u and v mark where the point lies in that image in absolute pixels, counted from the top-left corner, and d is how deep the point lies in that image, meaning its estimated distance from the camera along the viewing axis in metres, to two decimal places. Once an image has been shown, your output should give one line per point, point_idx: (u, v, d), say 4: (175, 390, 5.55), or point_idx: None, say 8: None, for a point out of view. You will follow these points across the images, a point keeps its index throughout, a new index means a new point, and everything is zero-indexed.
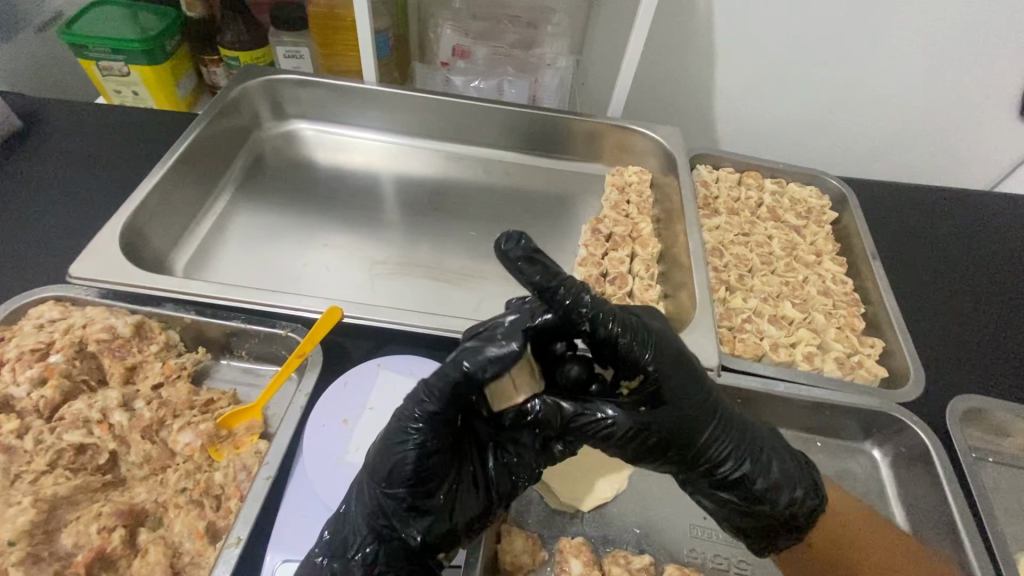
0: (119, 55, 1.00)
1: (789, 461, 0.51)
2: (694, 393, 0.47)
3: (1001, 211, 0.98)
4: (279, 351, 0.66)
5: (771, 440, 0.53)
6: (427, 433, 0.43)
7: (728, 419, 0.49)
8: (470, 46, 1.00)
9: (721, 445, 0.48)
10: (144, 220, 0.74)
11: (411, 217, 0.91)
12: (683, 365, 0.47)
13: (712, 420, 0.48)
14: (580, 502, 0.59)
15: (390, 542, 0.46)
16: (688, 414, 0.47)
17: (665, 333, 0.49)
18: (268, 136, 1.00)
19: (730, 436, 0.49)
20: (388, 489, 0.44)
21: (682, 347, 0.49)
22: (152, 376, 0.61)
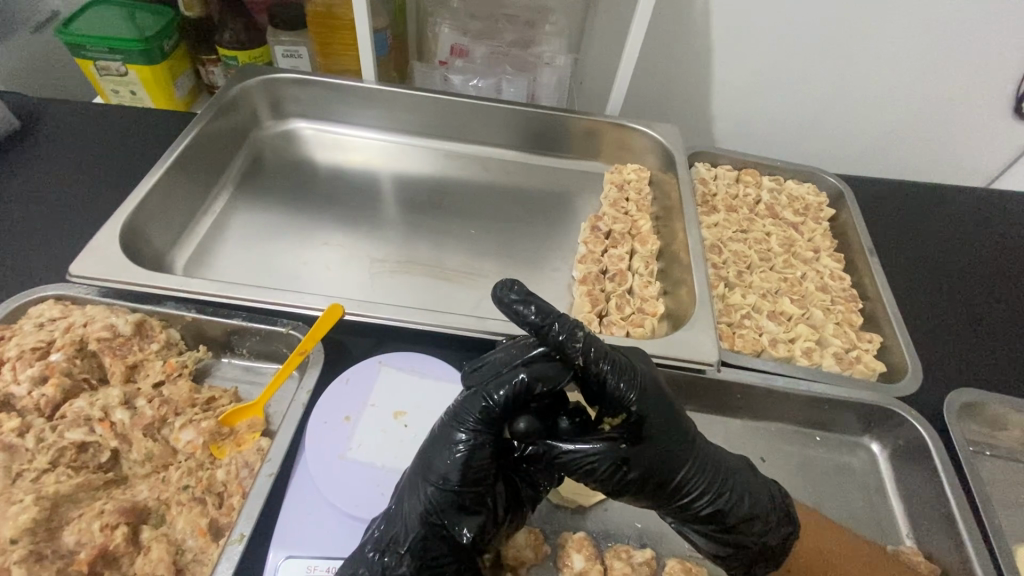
0: (117, 54, 1.00)
1: (760, 491, 0.53)
2: (674, 433, 0.48)
3: (998, 207, 0.99)
4: (280, 349, 0.66)
5: (747, 473, 0.54)
6: (480, 435, 0.46)
7: (706, 455, 0.51)
8: (468, 45, 1.02)
9: (696, 480, 0.49)
10: (143, 219, 0.74)
11: (412, 215, 0.91)
12: (663, 407, 0.48)
13: (689, 456, 0.49)
14: (583, 497, 0.59)
15: (441, 543, 0.47)
16: (669, 450, 0.48)
17: (653, 373, 0.50)
18: (266, 135, 0.99)
19: (703, 475, 0.50)
20: (440, 489, 0.46)
21: (666, 388, 0.49)
22: (153, 374, 0.61)
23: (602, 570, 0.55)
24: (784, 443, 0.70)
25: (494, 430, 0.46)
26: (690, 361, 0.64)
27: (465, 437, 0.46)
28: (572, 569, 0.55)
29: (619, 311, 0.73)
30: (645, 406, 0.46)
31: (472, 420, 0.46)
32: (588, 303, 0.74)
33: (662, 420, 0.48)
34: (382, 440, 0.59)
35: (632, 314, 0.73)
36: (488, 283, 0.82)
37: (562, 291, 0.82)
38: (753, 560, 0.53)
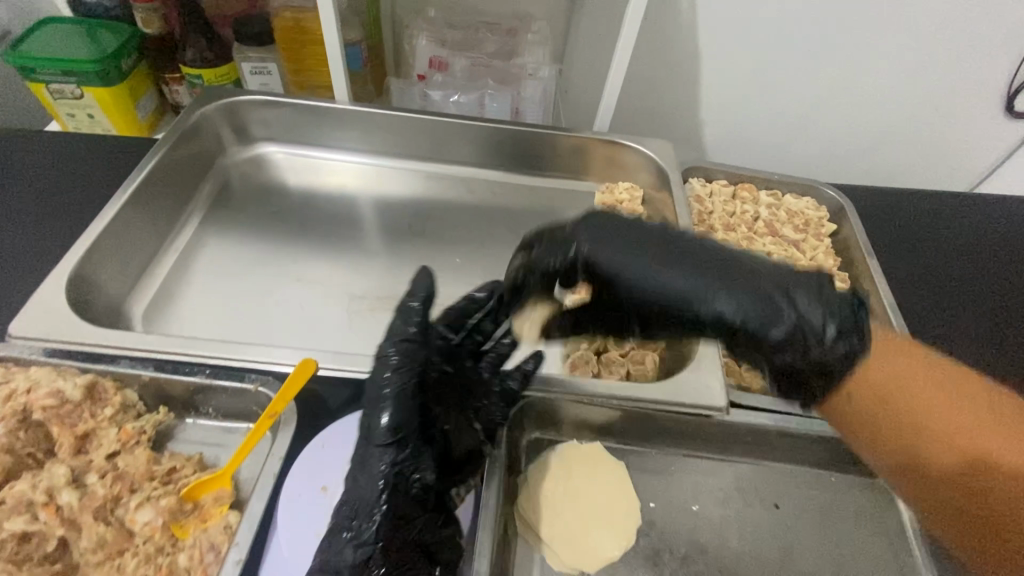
0: (71, 76, 0.93)
1: (801, 290, 0.47)
2: (636, 266, 0.51)
3: (986, 220, 0.98)
4: (251, 407, 0.60)
5: (790, 278, 0.48)
6: (403, 377, 0.49)
7: (703, 264, 0.49)
8: (447, 57, 0.96)
9: (698, 284, 0.49)
10: (95, 264, 0.68)
11: (392, 243, 0.85)
12: (621, 248, 0.51)
13: (676, 268, 0.50)
14: (586, 564, 0.55)
15: (404, 491, 0.48)
16: (641, 284, 0.51)
17: (608, 230, 0.53)
18: (234, 161, 0.93)
19: (697, 291, 0.49)
20: (386, 441, 0.48)
21: (620, 231, 0.52)
22: (107, 444, 0.56)
23: None
24: (800, 488, 0.63)
25: (414, 370, 0.50)
26: (697, 407, 0.59)
27: (390, 382, 0.49)
28: None
29: (618, 347, 0.69)
30: (595, 249, 0.52)
31: (390, 368, 0.49)
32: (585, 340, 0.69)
33: (622, 253, 0.51)
34: None
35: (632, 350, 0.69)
36: None
37: None
38: (827, 385, 0.47)
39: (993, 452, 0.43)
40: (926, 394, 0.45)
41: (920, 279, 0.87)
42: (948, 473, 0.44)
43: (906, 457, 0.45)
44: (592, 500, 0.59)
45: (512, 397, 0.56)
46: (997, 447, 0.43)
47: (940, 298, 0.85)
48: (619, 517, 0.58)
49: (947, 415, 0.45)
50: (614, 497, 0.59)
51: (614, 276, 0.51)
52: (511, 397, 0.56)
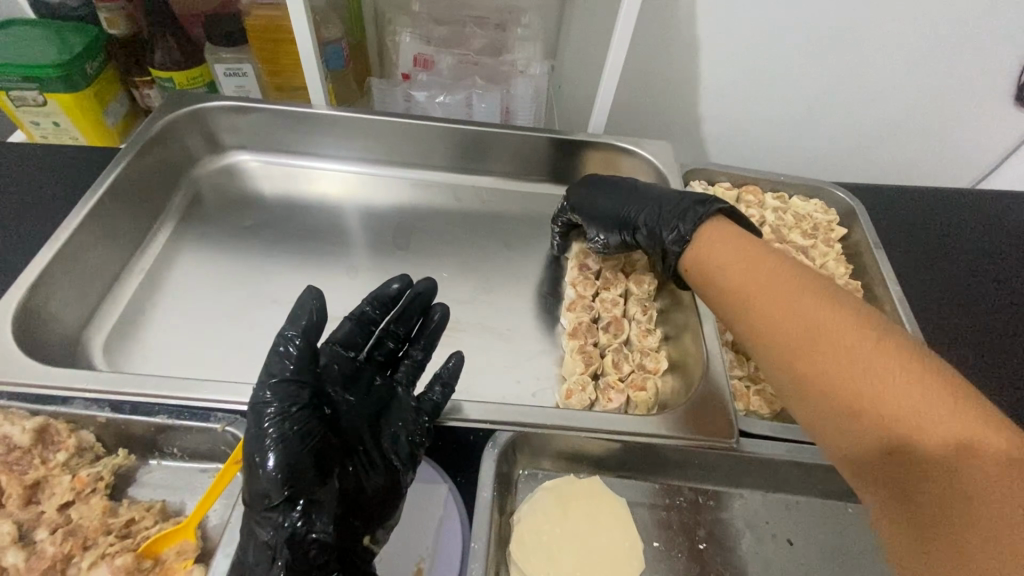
0: (32, 82, 0.87)
1: (690, 208, 0.64)
2: (598, 203, 0.72)
3: (1004, 218, 0.93)
4: (219, 447, 0.55)
5: (686, 201, 0.66)
6: (283, 423, 0.44)
7: (637, 199, 0.69)
8: (433, 55, 0.90)
9: (624, 212, 0.69)
10: (49, 292, 0.63)
11: (374, 256, 0.80)
12: (599, 192, 0.74)
13: (617, 202, 0.71)
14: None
15: (301, 552, 0.43)
16: (598, 215, 0.72)
17: (589, 182, 0.75)
18: (205, 172, 0.87)
19: (626, 217, 0.69)
20: (272, 503, 0.43)
21: (597, 183, 0.75)
22: (59, 493, 0.51)
23: None
24: (815, 520, 0.59)
25: (298, 416, 0.45)
26: (703, 439, 0.55)
27: (271, 432, 0.44)
28: None
29: (617, 369, 0.64)
30: (579, 193, 0.75)
31: (268, 416, 0.45)
32: (581, 363, 0.64)
33: (602, 195, 0.73)
34: None
35: (632, 373, 0.64)
36: (465, 338, 0.71)
37: (550, 341, 0.72)
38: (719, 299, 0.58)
39: (919, 381, 0.42)
40: (836, 331, 0.47)
41: (936, 285, 0.82)
42: (883, 404, 0.43)
43: (851, 420, 0.45)
44: (590, 540, 0.54)
45: (434, 408, 0.54)
46: (938, 384, 0.42)
47: (957, 304, 0.80)
48: (620, 560, 0.54)
49: (863, 347, 0.46)
50: (613, 537, 0.55)
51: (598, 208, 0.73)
52: (432, 407, 0.54)
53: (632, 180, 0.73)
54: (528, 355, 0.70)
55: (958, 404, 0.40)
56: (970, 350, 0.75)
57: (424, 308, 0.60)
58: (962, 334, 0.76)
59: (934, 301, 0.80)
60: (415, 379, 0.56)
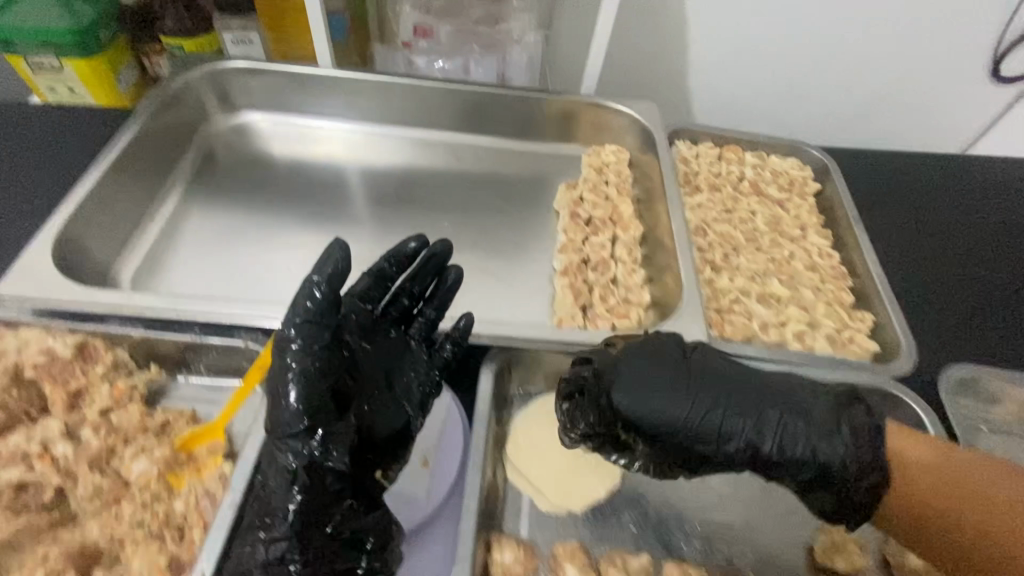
0: (49, 48, 0.92)
1: (809, 426, 0.48)
2: (667, 405, 0.48)
3: (981, 174, 0.96)
4: (241, 364, 0.61)
5: (801, 398, 0.49)
6: (308, 359, 0.45)
7: (727, 389, 0.49)
8: (433, 25, 0.94)
9: (711, 417, 0.48)
10: (81, 229, 0.68)
11: (379, 209, 0.86)
12: (664, 387, 0.49)
13: (700, 398, 0.48)
14: (574, 502, 0.57)
15: (316, 480, 0.45)
16: (667, 418, 0.48)
17: (655, 386, 0.49)
18: (218, 130, 0.92)
19: (716, 429, 0.47)
20: (293, 431, 0.44)
21: (660, 364, 0.50)
22: (100, 401, 0.56)
23: None
24: None
25: (321, 354, 0.46)
26: None
27: (294, 366, 0.45)
28: None
29: (604, 302, 0.70)
30: (629, 398, 0.48)
31: (293, 351, 0.45)
32: (571, 296, 0.70)
33: (676, 400, 0.48)
34: None
35: (617, 305, 0.70)
36: (464, 280, 0.77)
37: (543, 283, 0.78)
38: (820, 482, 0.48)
39: (969, 511, 0.46)
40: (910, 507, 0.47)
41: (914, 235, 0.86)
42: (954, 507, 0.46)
43: (930, 527, 0.47)
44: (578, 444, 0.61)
45: (444, 365, 0.56)
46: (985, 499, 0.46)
47: (935, 251, 0.84)
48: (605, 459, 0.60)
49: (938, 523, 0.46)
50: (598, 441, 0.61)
51: (689, 430, 0.48)
52: (443, 362, 0.56)
53: (703, 350, 0.52)
54: (522, 295, 0.76)
55: (1001, 504, 0.45)
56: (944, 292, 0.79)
57: (440, 268, 0.57)
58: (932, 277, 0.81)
59: (911, 249, 0.84)
60: (427, 336, 0.56)
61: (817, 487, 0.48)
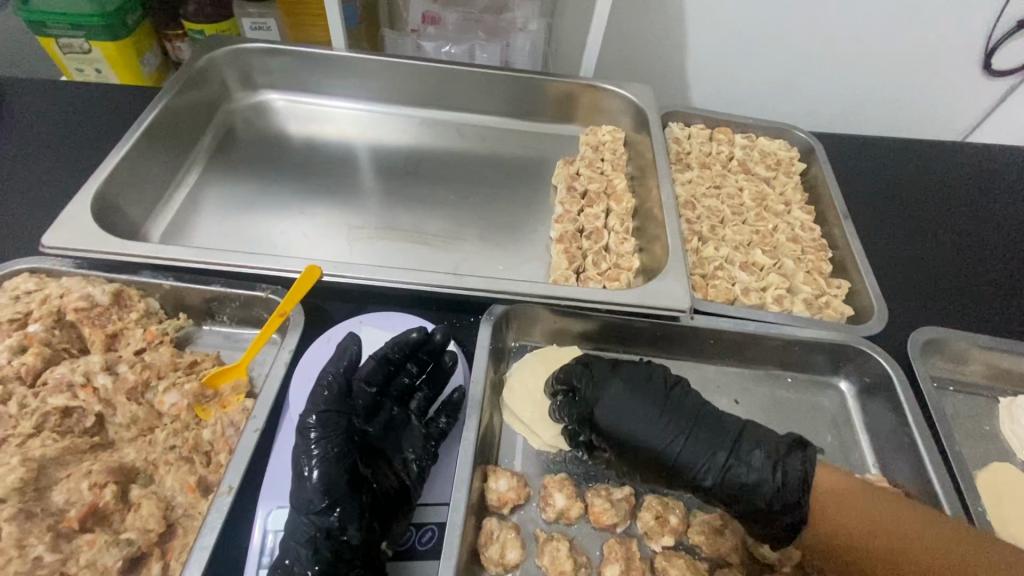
0: (79, 30, 0.95)
1: (750, 462, 0.54)
2: (634, 428, 0.56)
3: (965, 160, 1.00)
4: (260, 314, 0.67)
5: (747, 439, 0.55)
6: (326, 446, 0.52)
7: (685, 422, 0.56)
8: (439, 12, 0.99)
9: (666, 445, 0.55)
10: (115, 192, 0.74)
11: (388, 182, 0.91)
12: (636, 408, 0.57)
13: (660, 423, 0.56)
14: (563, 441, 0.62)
15: (334, 548, 0.49)
16: (632, 440, 0.56)
17: (630, 397, 0.57)
18: (238, 107, 0.98)
19: (668, 454, 0.55)
20: (316, 507, 0.50)
21: (635, 388, 0.58)
22: (134, 342, 0.62)
23: (583, 507, 0.57)
24: (758, 386, 0.70)
25: (337, 439, 0.52)
26: (663, 309, 0.65)
27: (316, 452, 0.51)
28: (554, 507, 0.56)
29: (596, 267, 0.75)
30: (609, 415, 0.57)
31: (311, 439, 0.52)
32: (566, 260, 0.76)
33: (639, 420, 0.56)
34: None
35: (608, 269, 0.75)
36: (467, 247, 0.82)
37: (540, 251, 0.83)
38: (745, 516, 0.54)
39: None
40: None
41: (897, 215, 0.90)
42: None
43: None
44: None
45: (440, 435, 0.59)
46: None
47: (916, 228, 0.88)
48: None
49: None
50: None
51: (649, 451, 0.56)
52: (438, 433, 0.59)
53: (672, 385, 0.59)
54: (520, 261, 0.81)
55: None
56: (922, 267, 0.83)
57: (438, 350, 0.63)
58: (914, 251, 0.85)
59: (892, 224, 0.88)
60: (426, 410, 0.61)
61: (747, 518, 0.54)
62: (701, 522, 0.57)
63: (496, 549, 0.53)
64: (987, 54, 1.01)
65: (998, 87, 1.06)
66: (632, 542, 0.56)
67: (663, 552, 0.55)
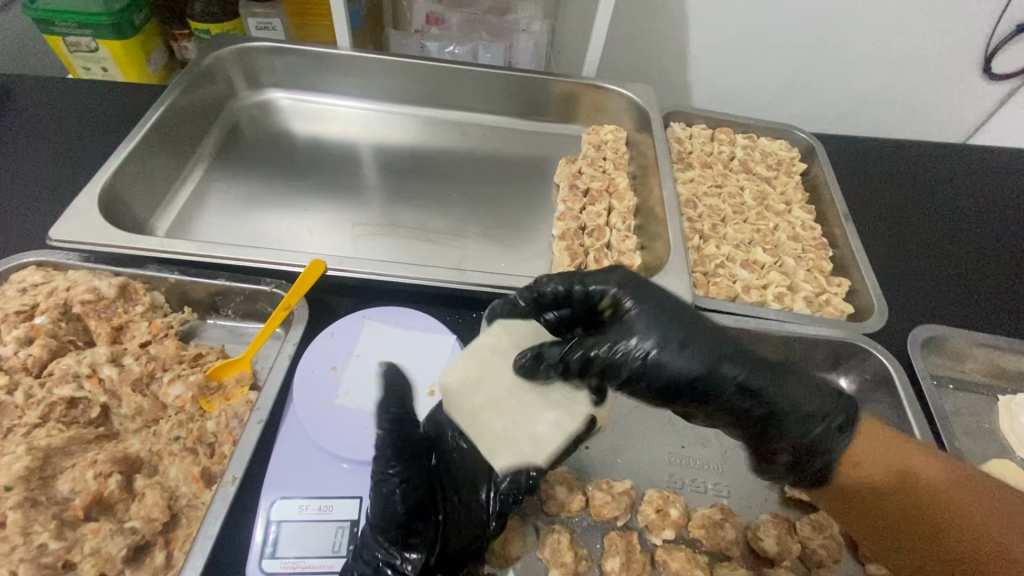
0: (86, 29, 0.96)
1: (799, 386, 0.46)
2: (643, 313, 0.48)
3: (966, 161, 1.01)
4: (264, 308, 0.67)
5: (803, 379, 0.47)
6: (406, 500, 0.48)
7: (683, 326, 0.47)
8: (443, 13, 1.01)
9: (684, 348, 0.46)
10: (122, 187, 0.75)
11: (391, 180, 0.92)
12: (644, 301, 0.49)
13: (679, 328, 0.46)
14: (530, 456, 0.51)
15: None
16: (646, 318, 0.47)
17: (638, 295, 0.49)
18: (243, 106, 0.99)
19: (681, 356, 0.45)
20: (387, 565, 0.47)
21: (651, 293, 0.50)
22: (140, 335, 0.62)
23: (585, 501, 0.57)
24: None
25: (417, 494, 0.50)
26: None
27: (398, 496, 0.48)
28: (555, 501, 0.57)
29: (597, 264, 0.76)
30: (629, 298, 0.49)
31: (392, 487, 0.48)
32: (568, 257, 0.76)
33: (644, 308, 0.48)
34: (368, 388, 0.61)
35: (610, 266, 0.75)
36: (470, 244, 0.83)
37: (542, 249, 0.83)
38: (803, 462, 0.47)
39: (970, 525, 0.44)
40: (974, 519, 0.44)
41: (899, 215, 0.90)
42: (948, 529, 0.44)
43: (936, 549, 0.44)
44: (537, 389, 0.54)
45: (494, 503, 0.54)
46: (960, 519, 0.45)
47: (916, 228, 0.88)
48: (568, 412, 0.53)
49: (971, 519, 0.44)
50: (566, 395, 0.54)
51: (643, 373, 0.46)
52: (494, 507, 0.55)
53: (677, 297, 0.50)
54: (522, 259, 0.82)
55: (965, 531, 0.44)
56: (926, 266, 0.83)
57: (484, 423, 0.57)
58: (917, 250, 0.85)
59: (892, 224, 0.88)
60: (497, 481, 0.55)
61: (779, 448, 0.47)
62: (702, 516, 0.57)
63: (498, 541, 0.53)
64: (986, 58, 1.02)
65: (999, 89, 1.07)
66: (633, 535, 0.56)
67: (664, 545, 0.56)
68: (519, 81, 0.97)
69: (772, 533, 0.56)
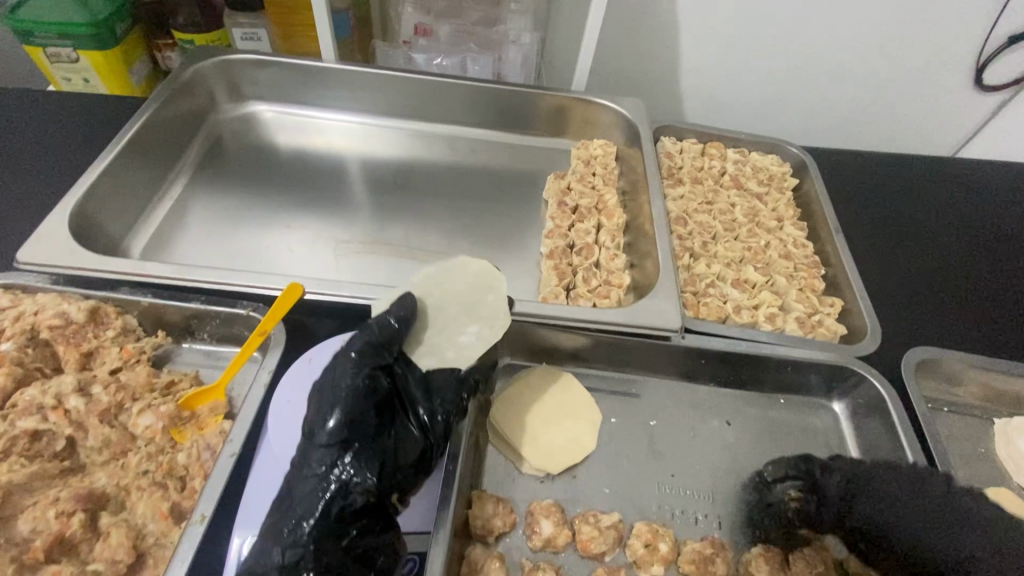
0: (66, 40, 0.94)
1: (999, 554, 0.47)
2: (880, 480, 0.53)
3: (957, 175, 1.00)
4: (241, 332, 0.65)
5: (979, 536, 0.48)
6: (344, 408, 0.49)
7: (924, 506, 0.50)
8: (431, 24, 0.98)
9: (861, 508, 0.53)
10: (95, 205, 0.72)
11: (376, 195, 0.90)
12: (858, 493, 0.54)
13: (881, 508, 0.52)
14: (453, 362, 0.57)
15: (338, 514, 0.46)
16: (874, 513, 0.52)
17: (859, 494, 0.54)
18: (226, 119, 0.97)
19: (882, 526, 0.51)
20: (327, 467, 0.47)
21: (876, 487, 0.53)
22: (110, 361, 0.60)
23: (571, 535, 0.55)
24: (749, 406, 0.69)
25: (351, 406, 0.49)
26: (655, 329, 0.63)
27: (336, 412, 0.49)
28: (540, 535, 0.55)
29: (586, 284, 0.74)
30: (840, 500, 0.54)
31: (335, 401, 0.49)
32: (555, 277, 0.75)
33: (870, 489, 0.53)
34: None
35: (598, 286, 0.74)
36: None
37: (530, 267, 0.82)
38: None
39: None
40: None
41: (891, 230, 0.89)
42: None
43: None
44: (463, 303, 0.60)
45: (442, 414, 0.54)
46: None
47: (908, 245, 0.87)
48: (489, 325, 0.59)
49: None
50: (489, 310, 0.60)
51: (960, 505, 0.50)
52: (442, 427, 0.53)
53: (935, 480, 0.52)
54: (509, 277, 0.80)
55: None
56: (919, 284, 0.82)
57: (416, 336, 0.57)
58: (909, 267, 0.84)
59: (884, 241, 0.87)
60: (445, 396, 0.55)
61: None
62: (692, 550, 0.55)
63: None
64: (976, 70, 1.02)
65: (990, 102, 1.07)
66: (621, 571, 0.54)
67: None
68: (508, 95, 0.96)
69: (763, 569, 0.55)
